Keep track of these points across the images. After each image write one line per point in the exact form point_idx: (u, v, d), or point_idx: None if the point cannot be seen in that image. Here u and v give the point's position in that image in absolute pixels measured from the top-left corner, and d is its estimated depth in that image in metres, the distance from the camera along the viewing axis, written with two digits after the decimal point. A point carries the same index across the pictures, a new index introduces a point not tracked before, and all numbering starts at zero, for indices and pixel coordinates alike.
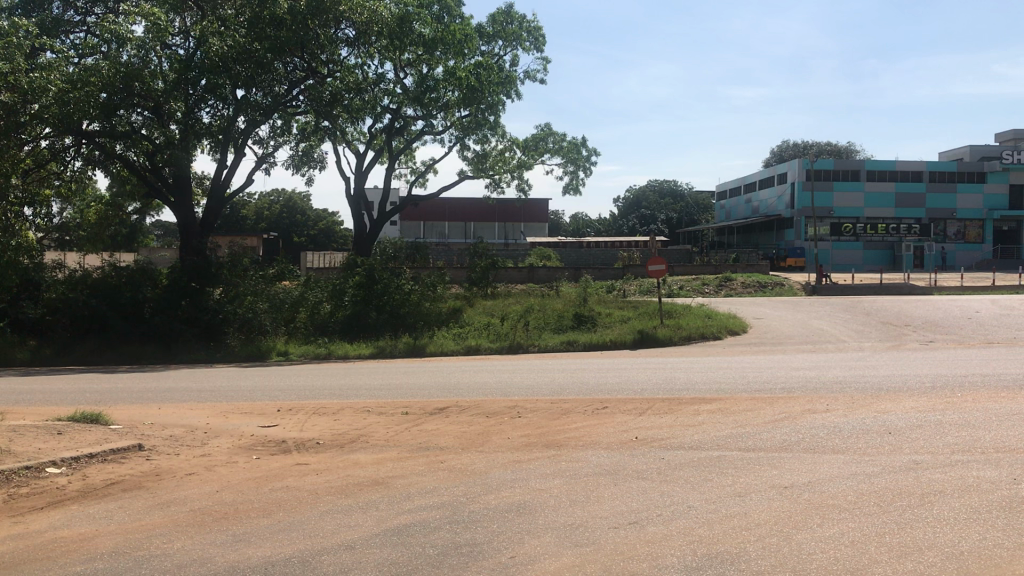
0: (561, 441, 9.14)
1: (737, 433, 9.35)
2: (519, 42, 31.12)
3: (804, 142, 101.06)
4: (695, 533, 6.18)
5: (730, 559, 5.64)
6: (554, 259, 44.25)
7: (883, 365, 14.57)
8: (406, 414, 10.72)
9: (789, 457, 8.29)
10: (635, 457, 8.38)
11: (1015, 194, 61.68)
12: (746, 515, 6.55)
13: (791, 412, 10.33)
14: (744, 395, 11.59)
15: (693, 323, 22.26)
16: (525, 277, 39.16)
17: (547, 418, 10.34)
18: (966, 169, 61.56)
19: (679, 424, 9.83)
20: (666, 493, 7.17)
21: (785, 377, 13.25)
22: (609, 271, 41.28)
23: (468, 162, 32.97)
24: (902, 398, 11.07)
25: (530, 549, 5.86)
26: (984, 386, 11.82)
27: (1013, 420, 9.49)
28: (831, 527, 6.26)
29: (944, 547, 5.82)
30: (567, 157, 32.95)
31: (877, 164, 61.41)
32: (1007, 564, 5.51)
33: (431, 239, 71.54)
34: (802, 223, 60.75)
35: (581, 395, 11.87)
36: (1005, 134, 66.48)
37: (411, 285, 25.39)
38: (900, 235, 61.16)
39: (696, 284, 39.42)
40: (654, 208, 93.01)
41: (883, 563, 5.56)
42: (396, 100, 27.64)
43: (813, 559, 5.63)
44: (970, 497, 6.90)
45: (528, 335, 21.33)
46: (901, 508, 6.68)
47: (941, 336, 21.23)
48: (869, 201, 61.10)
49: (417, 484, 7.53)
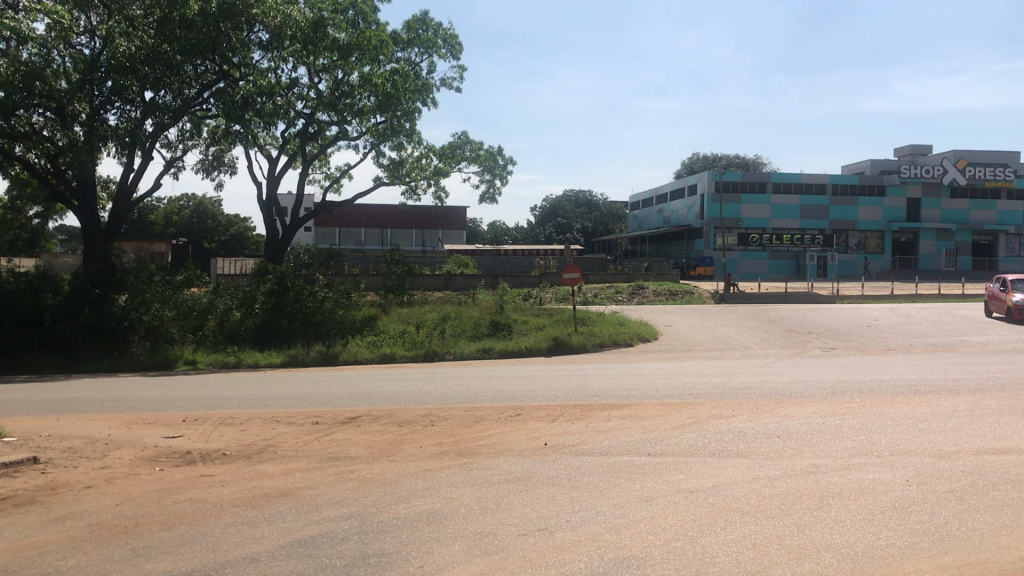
0: (473, 448, 9.17)
1: (647, 438, 9.51)
2: (435, 49, 31.07)
3: (715, 153, 103.80)
4: (603, 538, 6.29)
5: (635, 563, 5.76)
6: (471, 266, 44.24)
7: (787, 371, 15.01)
8: (316, 424, 10.58)
9: (696, 462, 8.46)
10: (545, 463, 8.48)
11: (911, 206, 64.20)
12: (651, 520, 6.68)
13: (698, 417, 10.53)
14: (653, 400, 11.81)
15: (607, 330, 22.57)
16: (442, 284, 39.22)
17: (460, 425, 10.36)
18: (867, 183, 63.83)
19: (589, 429, 9.94)
20: (575, 499, 7.27)
21: (691, 382, 13.55)
22: (526, 279, 41.56)
23: (383, 168, 32.69)
24: (803, 403, 11.41)
25: (440, 558, 5.88)
26: (880, 390, 12.31)
27: (906, 425, 9.87)
28: (733, 530, 6.42)
29: (840, 548, 6.04)
30: (483, 166, 33.02)
31: (783, 176, 63.21)
32: (897, 563, 5.77)
33: (346, 245, 70.19)
34: (712, 233, 62.14)
35: (494, 402, 11.93)
36: (902, 148, 69.12)
37: (325, 292, 25.24)
38: (804, 246, 62.79)
39: (610, 292, 39.88)
40: (571, 217, 93.91)
41: (781, 564, 5.72)
42: (310, 106, 27.23)
43: (716, 562, 5.76)
44: (865, 499, 7.17)
45: (444, 343, 21.26)
46: (801, 511, 6.88)
47: (841, 342, 22.05)
48: (775, 213, 62.93)
49: (325, 494, 7.47)
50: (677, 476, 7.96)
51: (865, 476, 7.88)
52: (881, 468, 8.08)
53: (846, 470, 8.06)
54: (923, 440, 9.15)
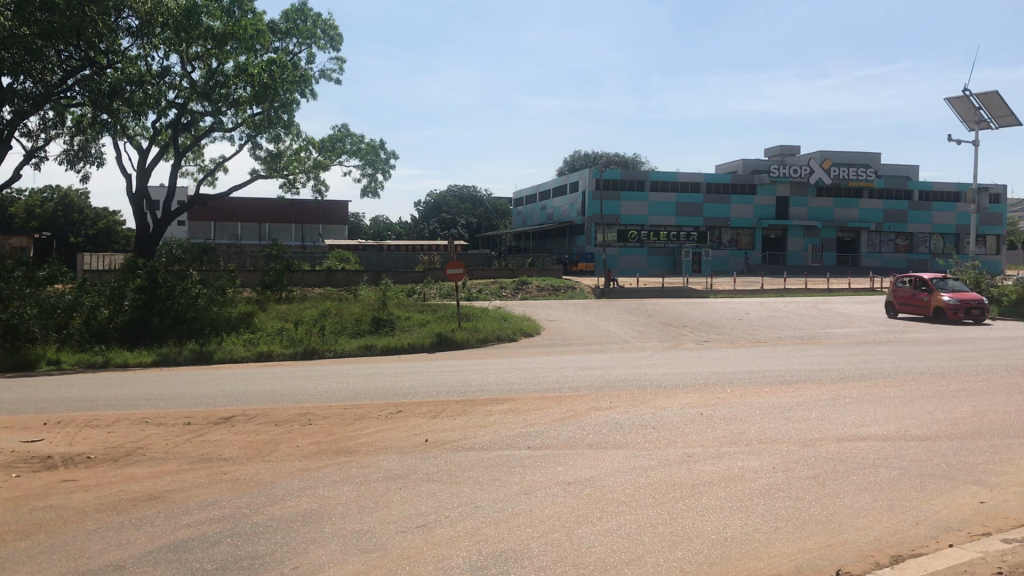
0: (352, 446, 9.04)
1: (526, 431, 9.60)
2: (314, 40, 30.53)
3: (596, 152, 105.68)
4: (481, 532, 6.30)
5: (512, 556, 5.80)
6: (353, 262, 43.64)
7: (663, 363, 15.41)
8: (188, 424, 10.23)
9: (573, 454, 8.57)
10: (425, 460, 8.44)
11: (780, 204, 66.96)
12: (529, 513, 6.74)
13: (577, 410, 10.69)
14: (533, 394, 11.92)
15: (489, 325, 22.66)
16: (323, 280, 38.56)
17: (339, 423, 10.20)
18: (740, 182, 66.17)
19: (469, 425, 9.96)
20: (455, 495, 7.26)
21: (571, 376, 13.74)
22: (409, 275, 41.31)
23: (260, 161, 31.89)
24: (678, 394, 11.73)
25: (316, 558, 5.78)
26: (750, 381, 12.77)
27: (773, 413, 10.28)
28: (609, 520, 6.54)
29: (711, 534, 6.22)
30: (365, 159, 32.64)
31: (660, 175, 64.79)
32: (763, 547, 5.99)
33: (222, 240, 69.14)
34: (592, 229, 63.13)
35: (374, 399, 11.81)
36: (771, 149, 71.97)
37: (199, 289, 24.42)
38: (680, 242, 64.64)
39: (494, 288, 40.06)
40: (455, 212, 93.89)
41: (655, 552, 5.87)
42: (183, 96, 26.35)
43: (592, 552, 5.85)
44: (734, 486, 7.42)
45: (324, 340, 20.87)
46: (674, 499, 7.07)
47: (715, 335, 22.78)
48: (653, 210, 64.46)
49: (197, 497, 7.22)
50: (556, 468, 8.05)
51: (734, 463, 8.15)
52: (749, 456, 8.38)
53: (716, 458, 8.31)
54: (789, 427, 9.54)
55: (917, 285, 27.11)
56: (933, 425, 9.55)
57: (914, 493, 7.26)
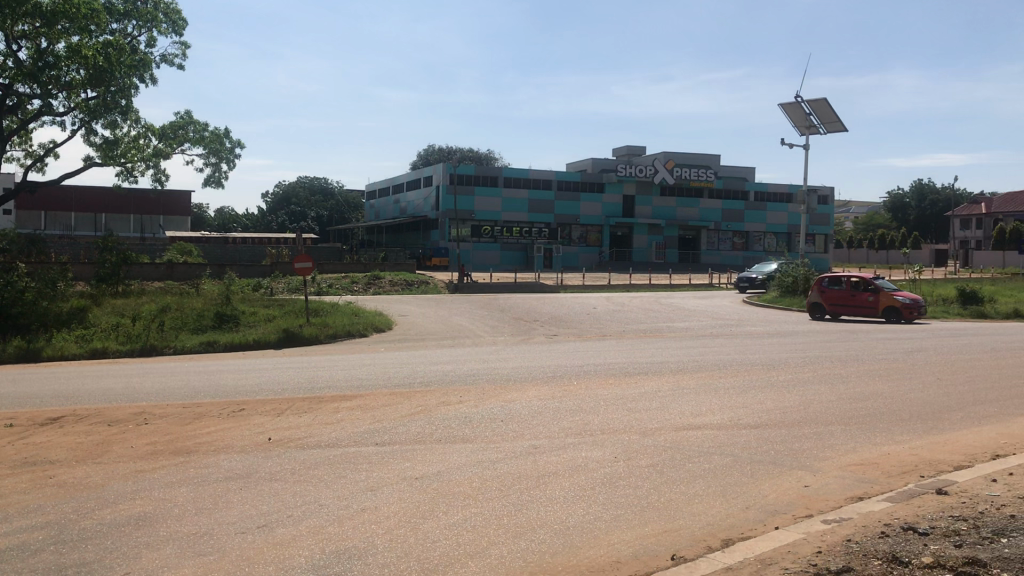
0: (191, 446, 8.71)
1: (374, 428, 9.49)
2: (154, 23, 29.19)
3: (449, 147, 105.86)
4: (324, 531, 6.19)
5: (356, 554, 5.72)
6: (196, 255, 42.02)
7: (512, 357, 15.60)
8: (10, 427, 9.57)
9: (420, 450, 8.55)
10: (268, 458, 8.21)
11: (626, 203, 69.10)
12: (375, 509, 6.68)
13: (426, 405, 10.66)
14: (382, 390, 11.83)
15: (339, 320, 22.33)
16: (163, 273, 36.97)
17: (178, 422, 9.81)
18: (589, 180, 67.84)
19: (315, 422, 9.77)
20: (298, 494, 7.11)
21: (421, 371, 13.71)
22: (256, 269, 40.18)
23: (94, 147, 30.23)
24: (527, 388, 11.91)
25: (147, 564, 5.53)
26: (596, 374, 13.11)
27: (617, 405, 10.58)
28: (454, 514, 6.56)
29: (554, 525, 6.34)
30: (209, 148, 31.49)
31: (512, 171, 65.47)
32: (603, 535, 6.15)
33: (54, 231, 64.73)
34: (446, 225, 63.01)
35: (216, 397, 11.41)
36: (620, 149, 74.04)
37: (25, 283, 22.93)
38: (532, 238, 65.67)
39: (345, 282, 39.48)
40: (305, 205, 91.96)
41: (498, 544, 5.92)
42: (8, 76, 24.67)
43: (436, 547, 5.85)
44: (578, 476, 7.60)
45: (163, 336, 19.99)
46: (518, 491, 7.15)
47: (563, 329, 23.23)
48: (506, 206, 65.11)
49: (19, 503, 6.77)
50: (403, 464, 8.01)
51: (576, 454, 8.34)
52: (592, 448, 8.59)
53: (561, 451, 8.47)
54: (630, 418, 9.84)
55: (857, 285, 26.01)
56: (764, 414, 10.07)
57: (745, 478, 7.63)
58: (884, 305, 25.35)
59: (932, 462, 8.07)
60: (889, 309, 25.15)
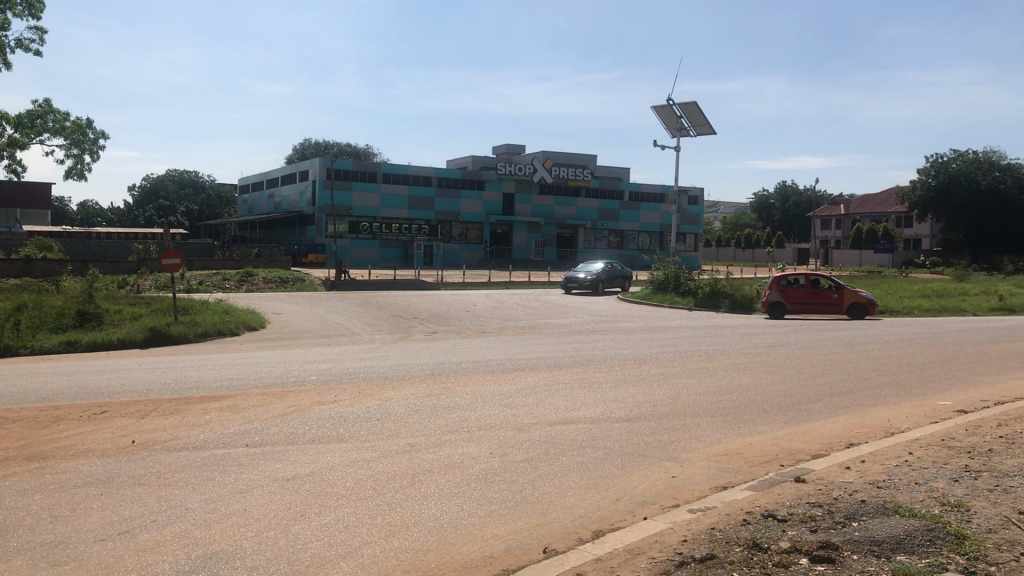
0: (48, 451, 8.29)
1: (245, 429, 9.25)
2: (9, 5, 27.64)
3: (326, 142, 104.18)
4: (190, 536, 6.00)
5: (223, 558, 5.58)
6: (55, 250, 39.99)
7: (389, 355, 15.49)
8: None
9: (293, 450, 8.39)
10: (131, 462, 7.90)
11: (506, 201, 69.59)
12: (245, 511, 6.53)
13: (300, 405, 10.46)
14: (255, 390, 11.55)
15: (208, 318, 21.66)
16: (20, 270, 35.02)
17: (34, 426, 9.32)
18: (468, 177, 68.00)
19: (182, 424, 9.45)
20: (164, 498, 6.87)
21: (295, 370, 13.46)
22: (121, 265, 38.56)
23: None
24: (404, 385, 11.85)
25: None
26: (474, 371, 13.15)
27: (493, 401, 10.65)
28: (327, 515, 6.47)
29: (428, 522, 6.34)
30: (70, 138, 30.02)
31: (390, 167, 64.88)
32: (477, 531, 6.19)
33: None
34: (324, 221, 61.90)
35: (76, 400, 10.89)
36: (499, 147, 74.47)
37: None
38: (411, 235, 65.13)
39: (217, 279, 38.33)
40: (174, 199, 88.81)
41: (371, 544, 5.87)
42: None
43: (308, 549, 5.76)
44: (453, 473, 7.61)
45: (16, 336, 18.93)
46: (393, 490, 7.12)
47: (441, 327, 23.21)
48: (385, 202, 64.53)
49: None
50: (276, 465, 7.86)
51: (453, 451, 8.34)
52: (469, 444, 8.61)
53: (437, 448, 8.46)
54: (507, 414, 9.92)
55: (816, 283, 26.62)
56: (635, 408, 10.32)
57: (616, 471, 7.81)
58: (850, 302, 26.28)
59: (791, 452, 8.45)
60: (855, 306, 26.17)
